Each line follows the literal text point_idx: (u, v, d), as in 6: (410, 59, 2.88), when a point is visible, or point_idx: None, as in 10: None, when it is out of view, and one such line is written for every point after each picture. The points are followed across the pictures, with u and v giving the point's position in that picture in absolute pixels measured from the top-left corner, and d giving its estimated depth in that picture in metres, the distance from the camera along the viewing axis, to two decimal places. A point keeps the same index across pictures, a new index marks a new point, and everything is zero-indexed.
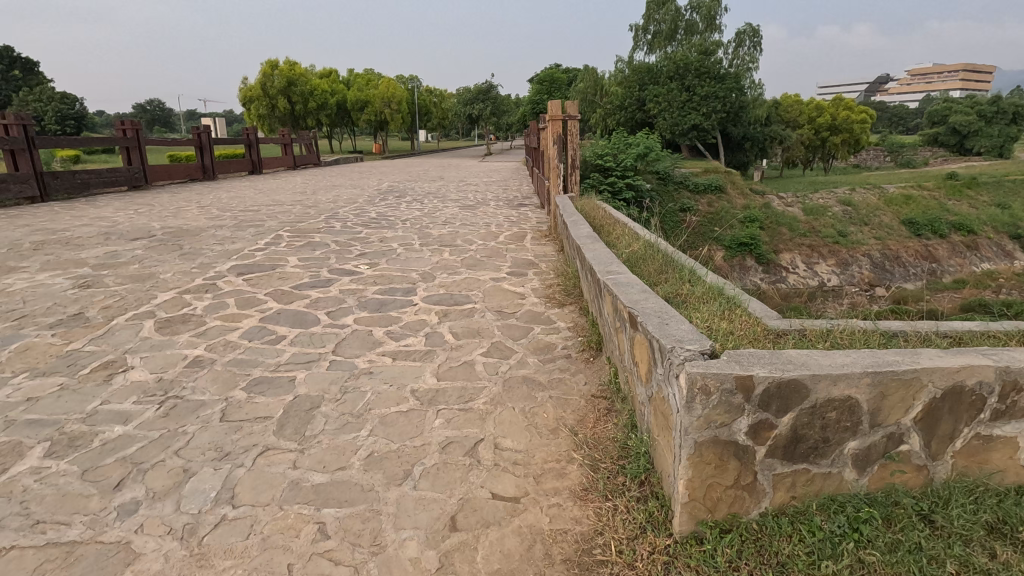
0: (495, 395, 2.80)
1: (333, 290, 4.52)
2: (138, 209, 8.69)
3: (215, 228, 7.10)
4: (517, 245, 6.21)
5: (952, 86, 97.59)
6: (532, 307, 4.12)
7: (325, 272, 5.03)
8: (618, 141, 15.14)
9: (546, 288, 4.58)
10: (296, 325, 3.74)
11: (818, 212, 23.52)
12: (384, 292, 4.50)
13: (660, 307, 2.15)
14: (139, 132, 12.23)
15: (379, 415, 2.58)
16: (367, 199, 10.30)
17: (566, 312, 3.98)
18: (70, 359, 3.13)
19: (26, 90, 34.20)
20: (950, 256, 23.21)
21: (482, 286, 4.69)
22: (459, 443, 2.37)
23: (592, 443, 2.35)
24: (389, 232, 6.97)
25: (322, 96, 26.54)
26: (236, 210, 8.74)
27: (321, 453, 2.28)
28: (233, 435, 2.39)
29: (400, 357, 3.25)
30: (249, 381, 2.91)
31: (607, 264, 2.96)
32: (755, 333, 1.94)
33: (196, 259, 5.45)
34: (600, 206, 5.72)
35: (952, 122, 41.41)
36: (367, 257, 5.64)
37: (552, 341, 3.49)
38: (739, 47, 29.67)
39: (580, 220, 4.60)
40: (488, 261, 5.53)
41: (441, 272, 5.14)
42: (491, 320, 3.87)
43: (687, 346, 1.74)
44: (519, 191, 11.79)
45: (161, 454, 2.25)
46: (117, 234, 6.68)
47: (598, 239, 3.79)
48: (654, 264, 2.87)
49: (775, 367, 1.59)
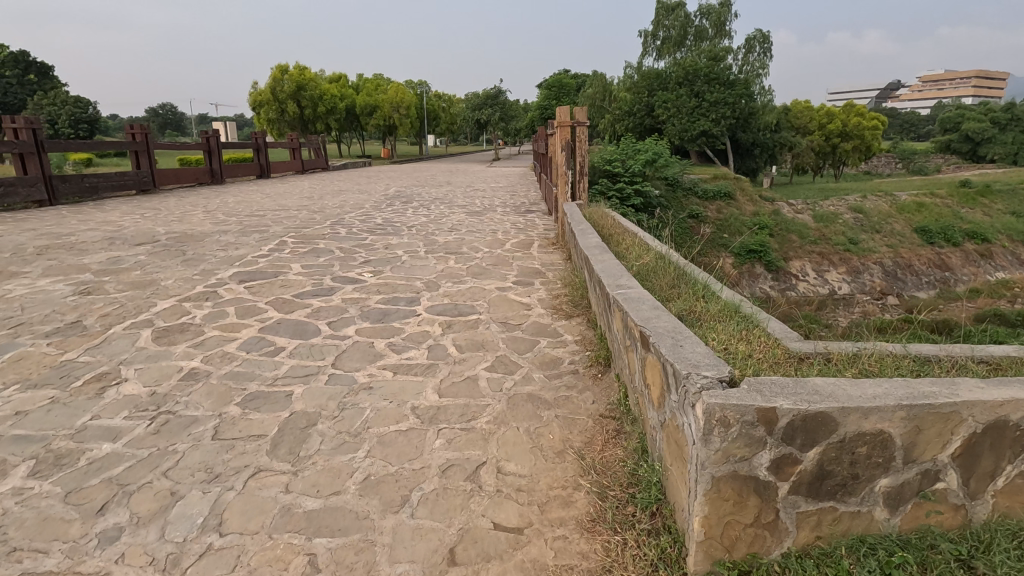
0: (499, 414, 2.68)
1: (335, 299, 4.43)
2: (144, 214, 8.68)
3: (220, 233, 7.06)
4: (524, 254, 6.11)
5: (964, 94, 96.74)
6: (538, 319, 4.00)
7: (329, 280, 4.94)
8: (626, 147, 15.05)
9: (553, 299, 4.47)
10: (295, 335, 3.65)
11: (828, 219, 23.28)
12: (388, 301, 4.40)
13: (673, 326, 2.04)
14: (148, 135, 12.20)
15: (377, 435, 2.47)
16: (373, 205, 10.26)
17: (573, 324, 3.86)
18: (64, 371, 3.05)
19: (41, 94, 34.62)
20: (964, 265, 22.85)
21: (488, 296, 4.58)
22: (460, 466, 2.26)
23: (601, 467, 2.23)
24: (395, 238, 6.89)
25: (331, 101, 26.66)
26: (242, 215, 8.71)
27: (315, 475, 2.18)
28: (225, 454, 2.30)
29: (402, 371, 3.14)
30: (244, 396, 2.81)
31: (616, 276, 2.85)
32: (775, 356, 1.82)
33: (199, 266, 5.39)
34: (608, 215, 5.61)
35: (965, 129, 40.97)
36: (372, 264, 5.55)
37: (558, 355, 3.37)
38: (749, 53, 29.55)
39: (589, 229, 4.49)
40: (494, 270, 5.42)
41: (446, 280, 5.03)
42: (496, 332, 3.76)
43: (704, 372, 1.61)
44: (526, 197, 11.70)
45: (148, 474, 2.16)
46: (122, 239, 6.64)
47: (607, 249, 3.67)
48: (666, 278, 2.76)
49: (801, 398, 1.47)
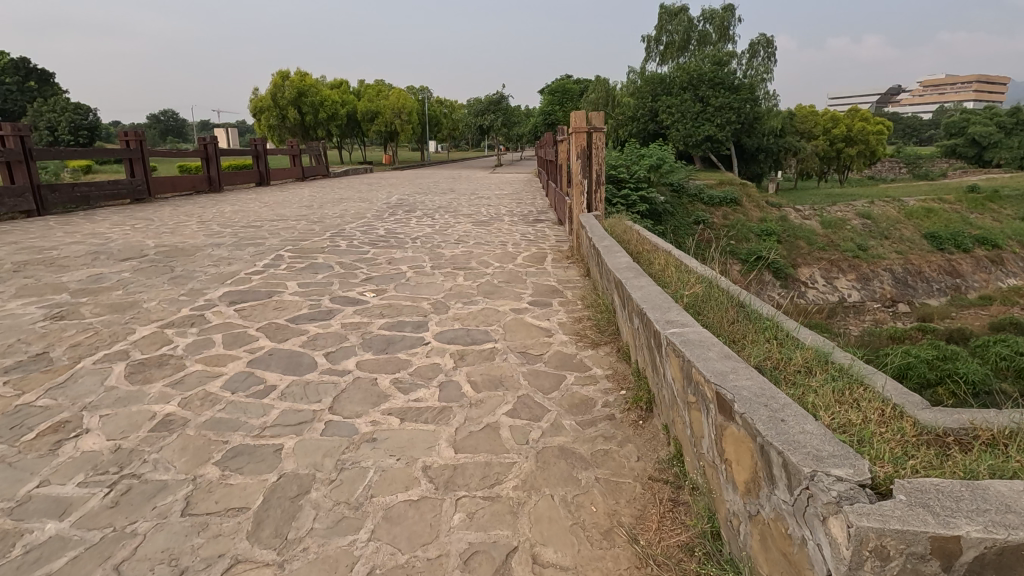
0: (527, 476, 2.25)
1: (334, 324, 3.99)
2: (135, 225, 8.28)
3: (212, 246, 6.65)
4: (537, 268, 5.69)
5: (966, 97, 96.36)
6: (561, 349, 3.57)
7: (327, 301, 4.52)
8: (632, 153, 14.65)
9: (575, 323, 4.04)
10: (288, 370, 3.22)
11: (836, 225, 22.86)
12: (392, 326, 3.96)
13: (758, 390, 1.59)
14: (142, 143, 11.81)
15: (383, 508, 2.04)
16: (375, 214, 9.86)
17: (601, 355, 3.44)
18: (15, 420, 2.60)
19: (41, 102, 34.24)
20: (975, 271, 22.37)
21: (502, 319, 4.15)
22: (486, 553, 1.83)
23: (662, 555, 1.80)
24: (398, 252, 6.48)
25: (332, 106, 26.23)
26: (237, 226, 8.30)
27: (306, 570, 1.74)
28: (195, 539, 1.86)
29: (409, 417, 2.70)
30: (223, 452, 2.37)
31: (664, 308, 2.43)
32: (904, 435, 1.40)
33: (187, 284, 4.97)
34: (630, 227, 5.23)
35: (971, 133, 40.52)
36: (374, 281, 5.14)
37: (588, 396, 2.94)
38: (753, 57, 29.29)
39: (614, 246, 4.07)
40: (506, 287, 5.00)
41: (455, 300, 4.62)
42: (516, 365, 3.33)
43: (833, 470, 1.17)
44: (532, 206, 11.28)
45: (97, 570, 1.72)
46: (107, 253, 6.22)
47: (642, 272, 3.26)
48: (727, 316, 2.33)
49: (992, 522, 1.01)
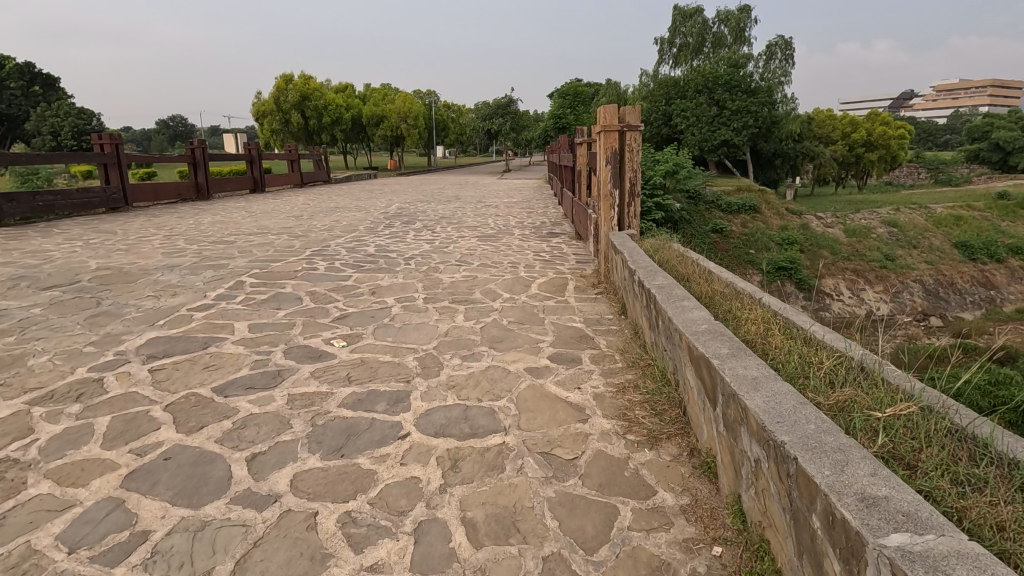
0: None
1: (278, 397, 2.82)
2: (91, 240, 7.20)
3: (165, 269, 5.54)
4: (557, 301, 4.54)
5: (980, 103, 95.00)
6: (603, 449, 2.38)
7: (280, 355, 3.37)
8: (646, 158, 13.49)
9: (618, 395, 2.86)
10: (182, 493, 2.05)
11: (861, 233, 21.36)
12: (359, 402, 2.78)
13: None
14: (118, 146, 10.75)
15: None
16: (370, 226, 8.79)
17: (668, 465, 2.25)
18: None
19: (45, 107, 33.39)
20: (1011, 282, 20.83)
21: (514, 388, 2.97)
22: None
23: None
24: (387, 277, 5.33)
25: (336, 111, 25.18)
26: (207, 242, 7.19)
27: None
28: None
29: None
30: None
31: (847, 465, 1.23)
32: None
33: (105, 327, 3.84)
34: (683, 254, 4.10)
35: (995, 138, 38.77)
36: (348, 322, 3.98)
37: (662, 560, 1.76)
38: (770, 60, 27.76)
39: (674, 287, 2.90)
40: (519, 332, 3.81)
41: (449, 353, 3.44)
42: (538, 485, 2.14)
43: None
44: (544, 217, 10.12)
45: None
46: (33, 279, 5.14)
47: (737, 339, 2.10)
48: (987, 495, 1.15)
49: None
